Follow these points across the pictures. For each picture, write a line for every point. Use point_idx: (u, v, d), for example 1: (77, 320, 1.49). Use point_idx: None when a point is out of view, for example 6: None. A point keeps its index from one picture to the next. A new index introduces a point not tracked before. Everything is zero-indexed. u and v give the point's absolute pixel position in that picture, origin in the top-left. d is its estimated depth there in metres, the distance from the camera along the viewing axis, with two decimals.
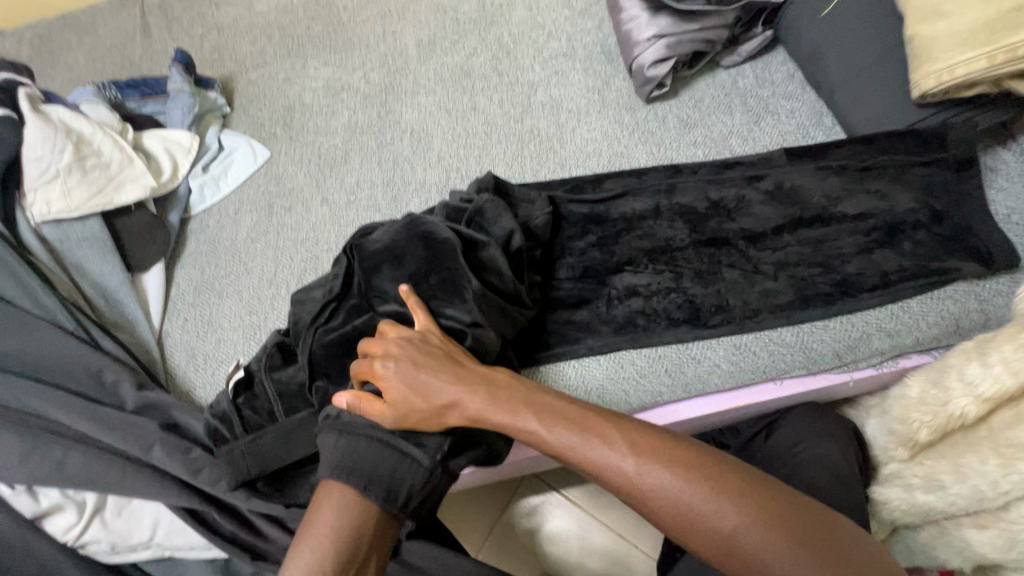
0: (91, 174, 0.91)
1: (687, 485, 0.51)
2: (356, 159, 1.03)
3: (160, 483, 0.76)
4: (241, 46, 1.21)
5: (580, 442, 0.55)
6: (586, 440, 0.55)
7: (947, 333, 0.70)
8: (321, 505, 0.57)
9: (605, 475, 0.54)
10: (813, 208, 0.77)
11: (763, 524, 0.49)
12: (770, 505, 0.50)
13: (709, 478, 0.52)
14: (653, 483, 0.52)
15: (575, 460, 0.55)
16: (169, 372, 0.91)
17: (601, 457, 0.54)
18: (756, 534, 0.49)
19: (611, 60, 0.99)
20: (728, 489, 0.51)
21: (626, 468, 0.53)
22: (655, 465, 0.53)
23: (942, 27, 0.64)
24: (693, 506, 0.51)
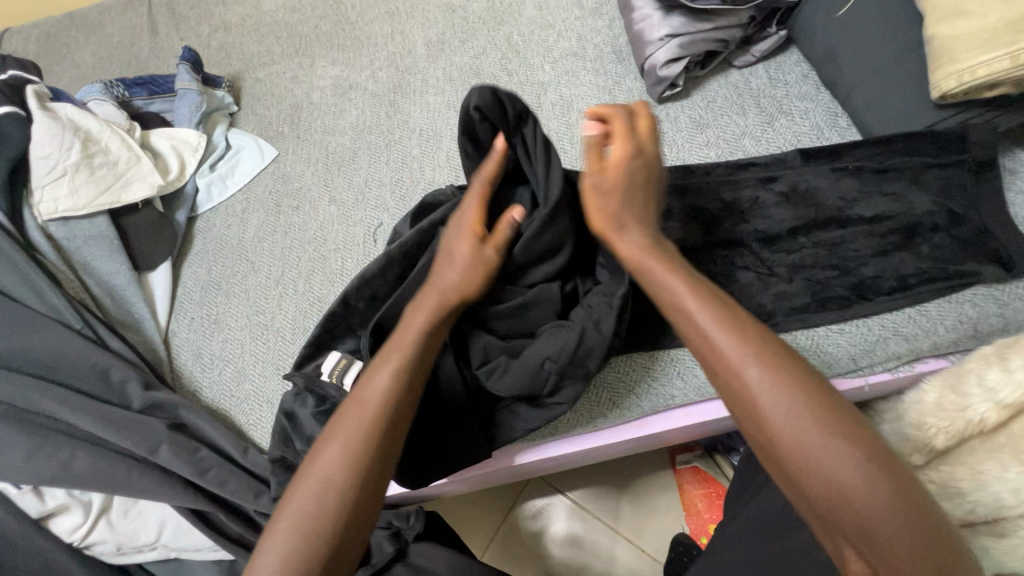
0: (98, 172, 0.91)
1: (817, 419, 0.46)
2: (364, 158, 1.02)
3: (166, 483, 0.75)
4: (249, 44, 1.21)
5: (722, 343, 0.51)
6: (734, 344, 0.50)
7: (965, 338, 0.69)
8: (356, 393, 0.57)
9: (734, 380, 0.50)
10: (829, 210, 0.75)
11: (855, 462, 0.44)
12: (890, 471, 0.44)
13: (834, 424, 0.46)
14: (754, 375, 0.49)
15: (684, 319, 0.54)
16: (175, 371, 0.90)
17: (742, 364, 0.49)
18: (862, 484, 0.44)
19: (622, 60, 0.98)
20: (855, 440, 0.45)
21: (758, 385, 0.48)
22: (786, 393, 0.47)
23: (963, 27, 0.63)
24: (809, 445, 0.46)
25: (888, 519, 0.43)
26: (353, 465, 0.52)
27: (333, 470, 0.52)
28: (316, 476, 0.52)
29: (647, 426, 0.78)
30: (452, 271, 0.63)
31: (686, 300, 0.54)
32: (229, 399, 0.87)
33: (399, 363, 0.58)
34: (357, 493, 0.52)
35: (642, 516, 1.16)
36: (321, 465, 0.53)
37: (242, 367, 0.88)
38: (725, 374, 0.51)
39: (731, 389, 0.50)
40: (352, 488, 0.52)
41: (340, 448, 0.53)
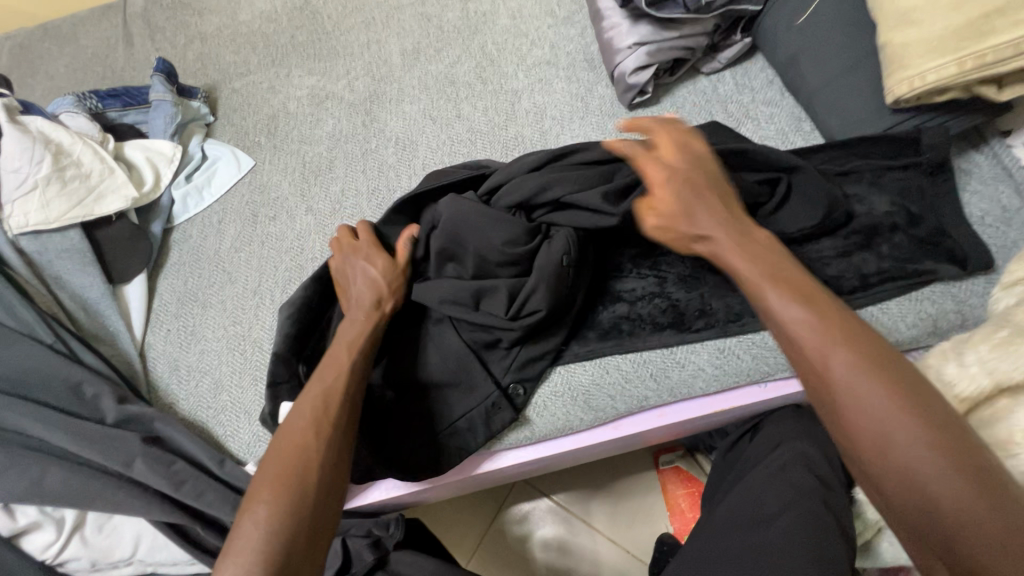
0: (71, 185, 0.90)
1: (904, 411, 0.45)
2: (341, 167, 1.02)
3: (142, 497, 0.75)
4: (225, 55, 1.21)
5: (805, 328, 0.51)
6: (812, 325, 0.51)
7: (927, 334, 0.71)
8: (317, 376, 0.65)
9: (822, 378, 0.49)
10: (802, 203, 0.75)
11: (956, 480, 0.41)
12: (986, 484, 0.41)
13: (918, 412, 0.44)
14: (849, 383, 0.47)
15: (785, 334, 0.52)
16: (151, 384, 0.90)
17: (823, 347, 0.49)
18: (927, 470, 0.42)
19: (594, 67, 1.00)
20: (933, 426, 0.44)
21: (858, 389, 0.47)
22: (857, 368, 0.47)
23: (913, 34, 0.65)
24: (869, 411, 0.46)
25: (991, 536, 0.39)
26: (325, 431, 0.60)
27: (306, 436, 0.60)
28: (288, 452, 0.59)
29: (621, 429, 0.79)
30: (365, 268, 0.75)
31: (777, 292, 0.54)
32: (206, 411, 0.86)
33: (351, 345, 0.68)
34: (337, 454, 0.60)
35: (628, 518, 1.17)
36: (292, 435, 0.60)
37: (219, 378, 0.88)
38: (819, 384, 0.49)
39: (809, 376, 0.51)
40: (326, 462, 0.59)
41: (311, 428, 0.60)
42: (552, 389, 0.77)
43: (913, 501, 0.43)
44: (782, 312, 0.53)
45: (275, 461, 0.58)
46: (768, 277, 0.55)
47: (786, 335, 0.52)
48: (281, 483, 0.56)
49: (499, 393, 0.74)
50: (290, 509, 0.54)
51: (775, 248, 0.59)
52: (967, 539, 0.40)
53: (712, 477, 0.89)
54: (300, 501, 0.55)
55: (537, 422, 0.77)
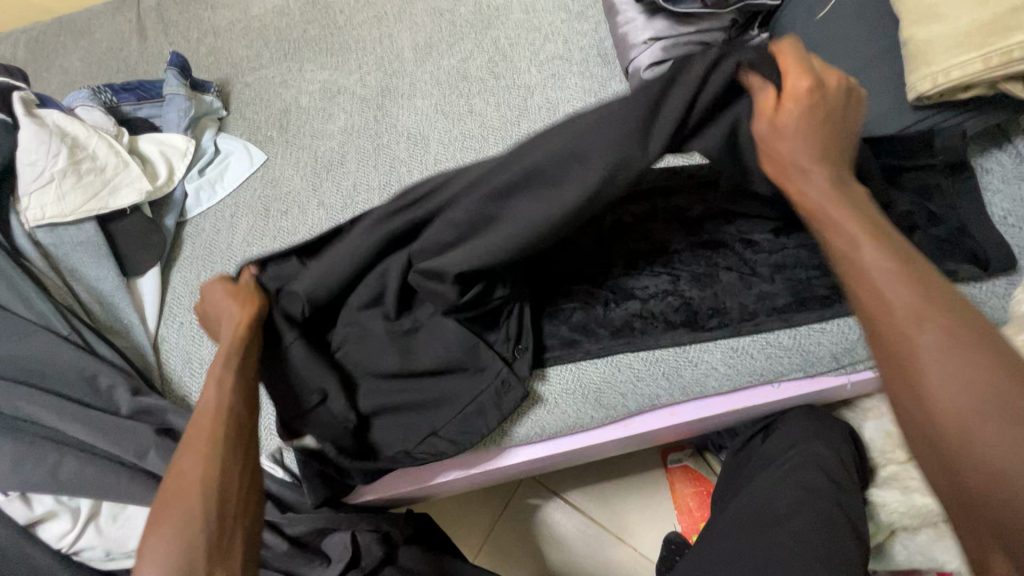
0: (86, 178, 0.91)
1: (976, 378, 0.40)
2: (352, 162, 1.02)
3: (155, 488, 0.76)
4: (237, 49, 1.21)
5: (903, 297, 0.44)
6: (904, 285, 0.45)
7: None
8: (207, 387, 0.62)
9: (891, 326, 0.44)
10: None
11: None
12: None
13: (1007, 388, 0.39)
14: (924, 340, 0.42)
15: (862, 284, 0.47)
16: (164, 377, 0.90)
17: (914, 319, 0.43)
18: (1022, 456, 0.37)
19: (608, 62, 0.99)
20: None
21: (927, 345, 0.42)
22: (944, 343, 0.42)
23: (937, 29, 0.64)
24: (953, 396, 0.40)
25: None
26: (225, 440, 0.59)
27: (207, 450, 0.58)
28: (188, 467, 0.57)
29: (631, 427, 0.79)
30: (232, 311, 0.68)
31: (876, 253, 0.47)
32: None
33: (228, 349, 0.65)
34: (234, 465, 0.58)
35: (637, 516, 1.17)
36: (190, 451, 0.58)
37: None
38: (884, 330, 0.44)
39: (882, 343, 0.45)
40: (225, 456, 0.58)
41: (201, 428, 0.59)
42: (561, 385, 0.76)
43: (968, 467, 0.39)
44: (884, 282, 0.46)
45: (177, 480, 0.56)
46: (864, 232, 0.49)
47: (872, 285, 0.46)
48: (188, 501, 0.55)
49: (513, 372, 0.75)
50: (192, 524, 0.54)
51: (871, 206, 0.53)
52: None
53: (723, 477, 0.89)
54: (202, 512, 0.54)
55: (548, 420, 0.77)
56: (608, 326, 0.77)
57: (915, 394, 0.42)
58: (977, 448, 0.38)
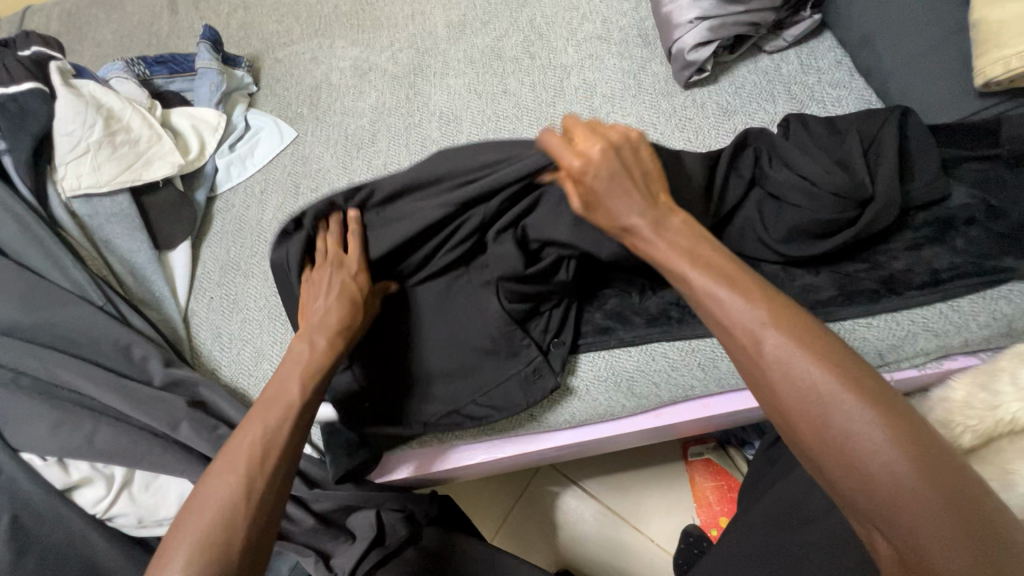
0: (121, 150, 0.91)
1: (881, 431, 0.42)
2: (383, 141, 1.01)
3: (187, 459, 0.77)
4: (268, 24, 1.20)
5: (742, 313, 0.49)
6: (756, 316, 0.49)
7: (998, 335, 0.69)
8: (263, 409, 0.61)
9: (764, 374, 0.48)
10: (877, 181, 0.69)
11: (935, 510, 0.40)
12: (971, 515, 0.39)
13: (876, 405, 0.43)
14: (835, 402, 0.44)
15: (733, 332, 0.50)
16: (195, 350, 0.91)
17: (760, 334, 0.48)
18: (886, 462, 0.41)
19: (648, 44, 0.96)
20: (896, 417, 0.43)
21: (844, 414, 0.43)
22: (818, 364, 0.45)
23: (1011, 10, 0.61)
24: (842, 420, 0.43)
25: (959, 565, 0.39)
26: (271, 481, 0.57)
27: (247, 485, 0.56)
28: (219, 497, 0.55)
29: (664, 417, 0.78)
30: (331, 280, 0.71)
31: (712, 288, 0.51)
32: (248, 378, 0.87)
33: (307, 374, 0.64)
34: (263, 521, 0.55)
35: (657, 508, 1.16)
36: (224, 481, 0.55)
37: (261, 347, 0.89)
38: (772, 389, 0.47)
39: (743, 357, 0.50)
40: (294, 426, 0.61)
41: (273, 391, 0.62)
42: (592, 371, 0.76)
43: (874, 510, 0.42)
44: (728, 300, 0.50)
45: (205, 497, 0.55)
46: (724, 291, 0.51)
47: (717, 324, 0.51)
48: (207, 537, 0.52)
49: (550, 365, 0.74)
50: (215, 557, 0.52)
51: (702, 240, 0.56)
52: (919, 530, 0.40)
53: (752, 473, 0.87)
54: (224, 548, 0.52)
55: (579, 407, 0.76)
56: (643, 313, 0.76)
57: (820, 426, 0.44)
58: (880, 498, 0.41)
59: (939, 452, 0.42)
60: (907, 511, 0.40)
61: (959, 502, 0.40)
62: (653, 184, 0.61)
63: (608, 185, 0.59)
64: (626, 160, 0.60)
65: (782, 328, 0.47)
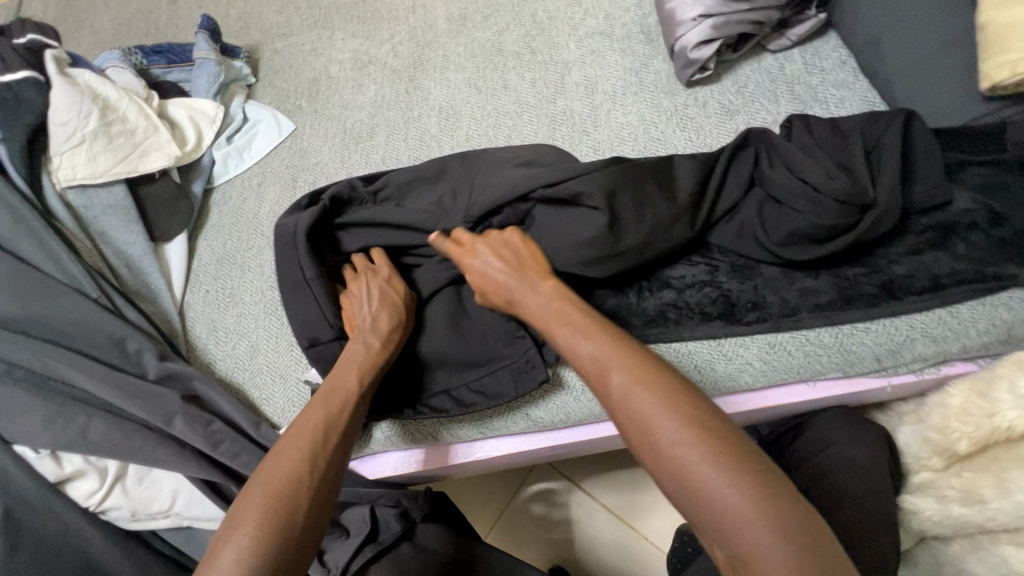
0: (117, 141, 0.91)
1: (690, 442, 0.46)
2: (382, 135, 1.00)
3: (180, 454, 0.76)
4: (268, 14, 1.19)
5: (595, 357, 0.54)
6: (603, 353, 0.54)
7: (997, 342, 0.68)
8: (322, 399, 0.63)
9: (607, 400, 0.52)
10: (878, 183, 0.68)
11: (754, 514, 0.42)
12: (781, 511, 0.42)
13: (715, 444, 0.45)
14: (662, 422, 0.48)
15: (586, 369, 0.55)
16: (190, 344, 0.91)
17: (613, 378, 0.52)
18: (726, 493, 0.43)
19: (651, 40, 0.95)
20: (734, 452, 0.45)
21: (668, 431, 0.47)
22: (663, 406, 0.48)
23: (1020, 13, 0.60)
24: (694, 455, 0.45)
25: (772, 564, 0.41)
26: (324, 460, 0.57)
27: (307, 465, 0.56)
28: (277, 477, 0.55)
29: None
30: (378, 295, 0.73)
31: (564, 331, 0.58)
32: (243, 373, 0.87)
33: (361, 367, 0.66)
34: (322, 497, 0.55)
35: (652, 507, 1.16)
36: (286, 460, 0.56)
37: (256, 342, 0.89)
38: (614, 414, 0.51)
39: (603, 400, 0.53)
40: (349, 420, 0.62)
41: (329, 387, 0.64)
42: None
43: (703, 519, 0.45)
44: (582, 346, 0.55)
45: (261, 483, 0.55)
46: (582, 331, 0.57)
47: (573, 364, 0.56)
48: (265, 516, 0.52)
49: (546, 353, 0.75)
50: (274, 534, 0.51)
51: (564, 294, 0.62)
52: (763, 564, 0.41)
53: None
54: (286, 525, 0.52)
55: (574, 405, 0.76)
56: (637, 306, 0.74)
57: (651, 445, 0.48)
58: (704, 508, 0.44)
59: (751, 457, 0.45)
60: (727, 515, 0.43)
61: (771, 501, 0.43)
62: (532, 260, 0.67)
63: (484, 271, 0.67)
64: (496, 248, 0.68)
65: (621, 358, 0.53)
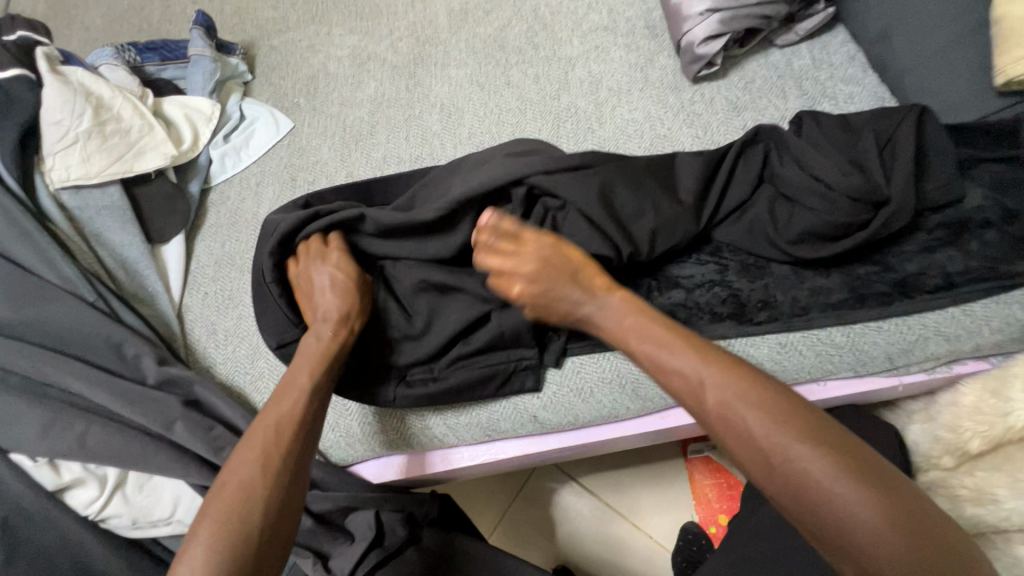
0: (111, 140, 0.89)
1: (814, 457, 0.45)
2: (383, 133, 0.99)
3: (181, 460, 0.75)
4: (264, 10, 1.16)
5: (686, 372, 0.53)
6: (699, 371, 0.53)
7: (1009, 340, 0.67)
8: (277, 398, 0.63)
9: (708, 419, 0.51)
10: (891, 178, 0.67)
11: (883, 529, 0.42)
12: (911, 526, 0.42)
13: (842, 460, 0.45)
14: (777, 438, 0.47)
15: (675, 385, 0.54)
16: (189, 347, 0.89)
17: (727, 405, 0.50)
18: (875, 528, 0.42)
19: (655, 36, 0.93)
20: (866, 474, 0.44)
21: (791, 449, 0.46)
22: (773, 422, 0.48)
23: None
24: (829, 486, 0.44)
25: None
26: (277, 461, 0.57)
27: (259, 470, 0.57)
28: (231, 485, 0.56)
29: (667, 419, 0.78)
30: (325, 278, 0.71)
31: (648, 347, 0.57)
32: (244, 377, 0.85)
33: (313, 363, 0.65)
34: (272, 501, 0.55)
35: (656, 505, 1.15)
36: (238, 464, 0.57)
37: (257, 345, 0.87)
38: (719, 430, 0.50)
39: (700, 420, 0.52)
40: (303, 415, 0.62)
41: (283, 383, 0.64)
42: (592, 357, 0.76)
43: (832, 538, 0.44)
44: (672, 364, 0.54)
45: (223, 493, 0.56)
46: (669, 344, 0.56)
47: (664, 382, 0.55)
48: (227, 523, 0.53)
49: (537, 359, 0.74)
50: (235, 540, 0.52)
51: (643, 306, 0.61)
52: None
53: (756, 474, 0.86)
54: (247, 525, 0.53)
55: (583, 408, 0.75)
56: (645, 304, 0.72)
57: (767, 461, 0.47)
58: (834, 525, 0.44)
59: (875, 471, 0.45)
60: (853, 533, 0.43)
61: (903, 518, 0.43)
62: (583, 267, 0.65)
63: (541, 282, 0.64)
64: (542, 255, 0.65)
65: (719, 371, 0.52)
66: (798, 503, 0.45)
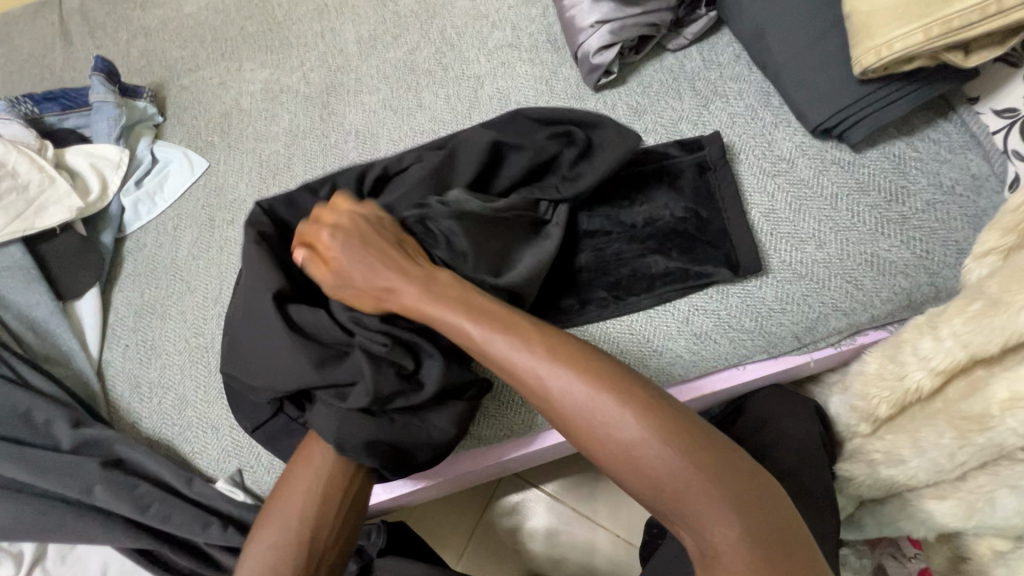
0: (7, 198, 0.86)
1: (643, 433, 0.52)
2: (300, 165, 0.98)
3: (106, 524, 0.72)
4: (171, 50, 1.14)
5: (529, 365, 0.57)
6: (538, 364, 0.57)
7: (900, 308, 0.73)
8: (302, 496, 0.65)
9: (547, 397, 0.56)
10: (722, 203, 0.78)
11: (703, 484, 0.50)
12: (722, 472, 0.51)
13: (668, 429, 0.52)
14: (616, 423, 0.53)
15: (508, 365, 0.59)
16: (111, 406, 0.85)
17: (550, 377, 0.56)
18: (673, 471, 0.51)
19: (557, 49, 0.96)
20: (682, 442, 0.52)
21: (629, 436, 0.52)
22: (608, 403, 0.54)
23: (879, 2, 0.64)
24: (622, 435, 0.53)
25: (713, 513, 0.50)
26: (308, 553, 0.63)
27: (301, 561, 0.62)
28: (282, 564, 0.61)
29: None
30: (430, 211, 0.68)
31: (483, 329, 0.60)
32: (172, 428, 0.82)
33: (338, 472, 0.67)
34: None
35: (618, 502, 1.17)
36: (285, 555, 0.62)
37: (183, 394, 0.84)
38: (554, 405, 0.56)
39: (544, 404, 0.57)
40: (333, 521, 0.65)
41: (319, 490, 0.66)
42: None
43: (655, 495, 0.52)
44: (517, 358, 0.57)
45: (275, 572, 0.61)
46: (497, 326, 0.60)
47: (506, 369, 0.59)
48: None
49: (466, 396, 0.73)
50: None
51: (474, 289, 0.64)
52: (707, 525, 0.50)
53: None
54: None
55: (522, 418, 0.77)
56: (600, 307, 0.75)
57: (608, 443, 0.53)
58: (659, 484, 0.51)
59: (692, 434, 0.53)
60: (673, 493, 0.51)
61: (715, 470, 0.51)
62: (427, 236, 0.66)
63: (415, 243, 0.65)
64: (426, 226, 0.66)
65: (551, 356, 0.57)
66: (633, 473, 0.52)
